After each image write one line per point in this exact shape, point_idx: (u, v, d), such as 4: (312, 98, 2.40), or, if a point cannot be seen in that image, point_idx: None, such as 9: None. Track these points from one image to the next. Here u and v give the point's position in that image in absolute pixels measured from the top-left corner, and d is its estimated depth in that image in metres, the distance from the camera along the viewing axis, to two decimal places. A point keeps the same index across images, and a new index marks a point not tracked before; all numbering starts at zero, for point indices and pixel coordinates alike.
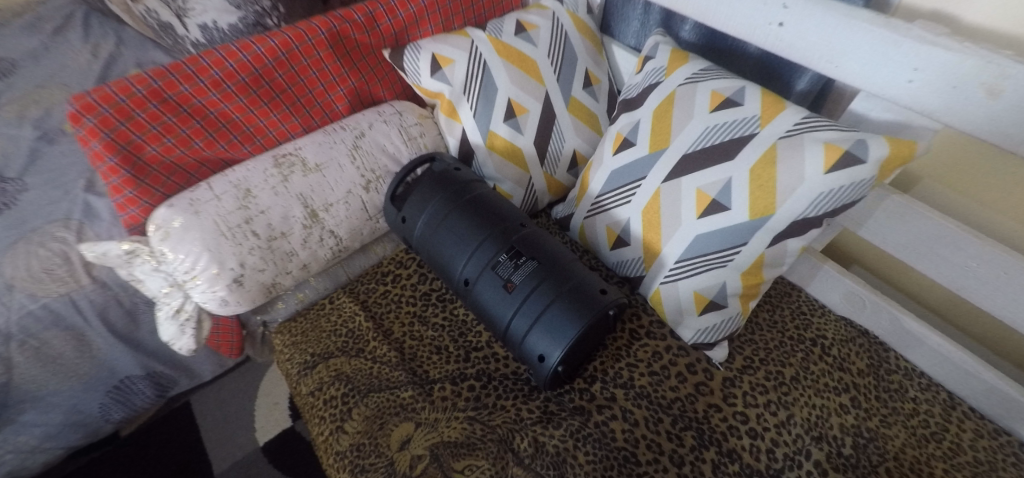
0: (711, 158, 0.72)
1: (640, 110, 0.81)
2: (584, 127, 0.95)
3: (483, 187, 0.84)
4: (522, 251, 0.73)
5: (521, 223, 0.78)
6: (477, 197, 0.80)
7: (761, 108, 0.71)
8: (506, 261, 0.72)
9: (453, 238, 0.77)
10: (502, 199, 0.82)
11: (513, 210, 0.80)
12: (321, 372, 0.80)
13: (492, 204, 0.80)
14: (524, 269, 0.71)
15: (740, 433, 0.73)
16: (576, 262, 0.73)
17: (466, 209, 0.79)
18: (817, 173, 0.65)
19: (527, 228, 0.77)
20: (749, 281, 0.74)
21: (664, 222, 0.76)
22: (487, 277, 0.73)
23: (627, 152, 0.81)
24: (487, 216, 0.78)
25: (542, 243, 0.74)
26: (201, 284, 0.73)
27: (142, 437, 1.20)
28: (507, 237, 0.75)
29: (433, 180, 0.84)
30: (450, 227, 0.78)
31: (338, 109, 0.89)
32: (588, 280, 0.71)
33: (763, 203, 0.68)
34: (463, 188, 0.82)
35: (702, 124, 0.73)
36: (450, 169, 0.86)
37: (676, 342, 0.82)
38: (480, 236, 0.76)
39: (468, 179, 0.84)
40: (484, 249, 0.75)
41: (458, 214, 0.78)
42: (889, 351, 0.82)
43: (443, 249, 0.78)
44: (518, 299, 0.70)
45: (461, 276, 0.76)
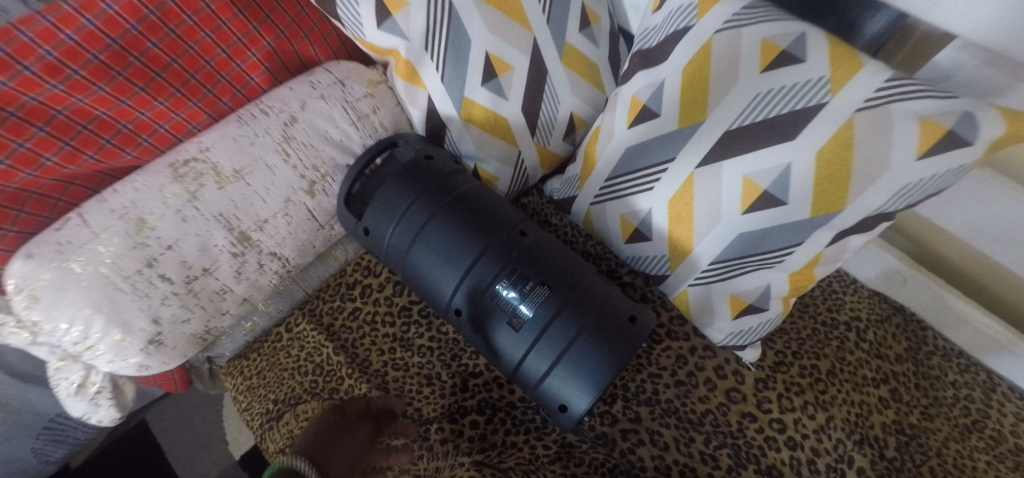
0: (763, 138, 0.55)
1: (664, 67, 0.62)
2: (582, 82, 0.75)
3: (467, 180, 0.65)
4: (530, 272, 0.57)
5: (521, 229, 0.61)
6: (461, 197, 0.62)
7: (831, 66, 0.54)
8: (509, 287, 0.57)
9: (436, 257, 0.60)
10: (493, 194, 0.65)
11: (509, 209, 0.63)
12: (289, 423, 0.67)
13: (481, 205, 0.62)
14: (535, 298, 0.56)
15: (779, 445, 0.66)
16: (595, 277, 0.59)
17: (448, 216, 0.61)
18: (905, 159, 0.51)
19: (530, 237, 0.60)
20: (797, 284, 0.62)
21: (697, 216, 0.61)
22: (487, 309, 0.58)
23: (647, 125, 0.63)
24: (477, 223, 0.60)
25: (553, 257, 0.59)
26: (104, 353, 0.54)
27: (97, 465, 1.06)
28: (507, 254, 0.58)
29: (399, 176, 0.64)
30: (431, 243, 0.61)
31: (255, 81, 0.65)
32: (613, 303, 0.57)
33: (831, 198, 0.54)
34: (442, 184, 0.63)
35: (751, 91, 0.56)
36: (419, 159, 0.66)
37: (701, 342, 0.73)
38: (472, 253, 0.59)
39: (447, 169, 0.65)
40: (480, 270, 0.59)
41: (440, 224, 0.61)
42: (927, 329, 0.75)
43: (425, 271, 0.61)
44: (530, 337, 0.56)
45: (452, 305, 0.60)
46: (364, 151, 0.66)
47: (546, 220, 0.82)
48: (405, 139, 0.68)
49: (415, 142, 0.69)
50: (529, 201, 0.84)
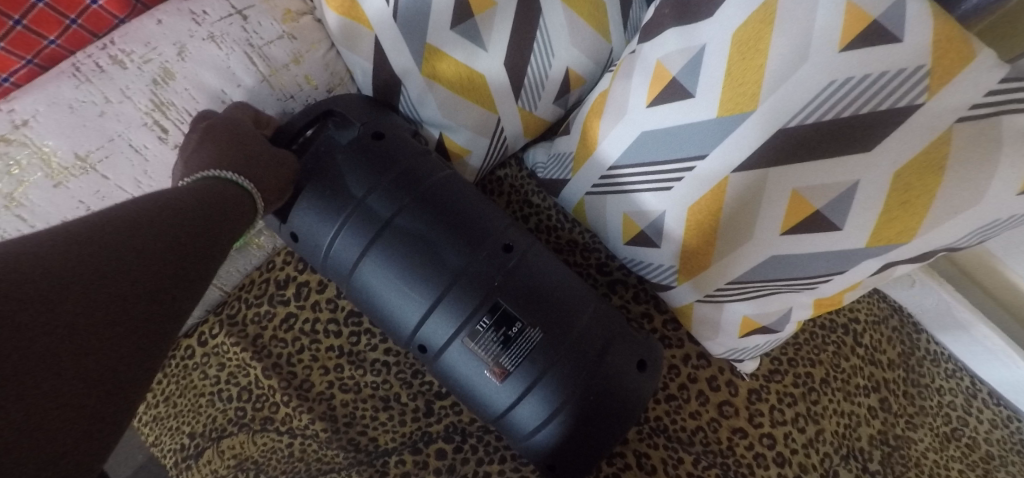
0: (829, 145, 0.42)
1: (706, 28, 0.46)
2: (585, 28, 0.56)
3: (432, 168, 0.48)
4: (519, 304, 0.45)
5: (506, 243, 0.47)
6: (426, 197, 0.46)
7: (934, 49, 0.39)
8: (492, 328, 0.44)
9: (393, 282, 0.45)
10: (468, 188, 0.49)
11: (491, 212, 0.48)
12: (211, 462, 0.55)
13: (453, 210, 0.46)
14: (525, 341, 0.44)
15: (767, 462, 0.61)
16: (596, 304, 0.48)
17: (411, 224, 0.45)
18: (1003, 192, 0.40)
19: (518, 254, 0.46)
20: (822, 308, 0.53)
21: (725, 230, 0.49)
22: (463, 353, 0.45)
23: (671, 105, 0.48)
24: (450, 235, 0.45)
25: (548, 281, 0.46)
26: None
27: None
28: (488, 285, 0.44)
29: (341, 161, 0.47)
30: (385, 263, 0.45)
31: (98, 5, 0.42)
32: (618, 345, 0.47)
33: (898, 228, 0.43)
34: (398, 174, 0.46)
35: (824, 77, 0.41)
36: (366, 137, 0.47)
37: (695, 349, 0.65)
38: (442, 277, 0.45)
39: (407, 149, 0.48)
40: (452, 304, 0.45)
41: (397, 238, 0.45)
42: (921, 333, 0.71)
43: (379, 297, 0.46)
44: (515, 392, 0.45)
45: (415, 340, 0.47)
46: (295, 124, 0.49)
47: (525, 199, 0.68)
48: (344, 107, 0.49)
49: (360, 110, 0.50)
50: (505, 175, 0.68)
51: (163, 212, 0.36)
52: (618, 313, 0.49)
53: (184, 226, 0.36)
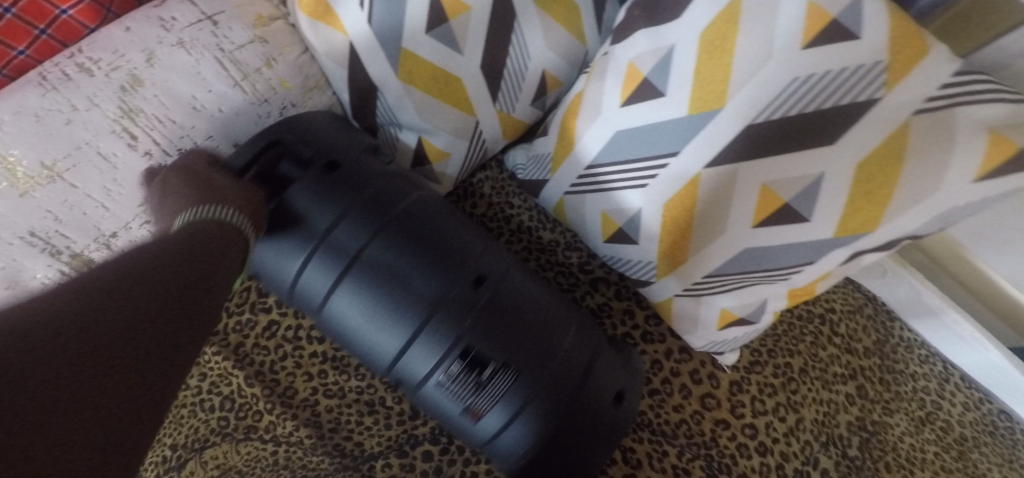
0: (794, 139, 0.44)
1: (675, 27, 0.47)
2: (560, 30, 0.58)
3: (399, 197, 0.48)
4: (490, 344, 0.45)
5: (476, 278, 0.46)
6: (394, 231, 0.46)
7: (890, 44, 0.40)
8: (465, 370, 0.45)
9: (365, 320, 0.46)
10: (438, 215, 0.48)
11: (460, 243, 0.48)
12: (194, 474, 0.54)
13: (422, 246, 0.46)
14: (498, 384, 0.45)
15: (750, 452, 0.63)
16: (568, 328, 0.49)
17: (378, 263, 0.45)
18: (962, 181, 0.41)
19: (489, 289, 0.46)
20: (796, 298, 0.54)
21: (698, 225, 0.50)
22: (439, 391, 0.46)
23: (643, 103, 0.49)
24: (420, 273, 0.45)
25: (520, 313, 0.47)
26: None
27: None
28: (460, 327, 0.45)
29: (303, 193, 0.46)
30: (356, 302, 0.45)
31: (68, 15, 0.42)
32: (591, 376, 0.48)
33: (863, 218, 0.44)
34: (366, 209, 0.46)
35: (788, 74, 0.42)
36: (319, 167, 0.47)
37: (677, 344, 0.66)
38: (412, 318, 0.45)
39: (372, 181, 0.47)
40: (425, 344, 0.45)
41: (366, 276, 0.45)
42: (894, 320, 0.74)
43: (353, 334, 0.47)
44: (492, 428, 0.46)
45: (392, 375, 0.48)
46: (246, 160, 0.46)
47: (506, 200, 0.68)
48: (299, 133, 0.48)
49: (320, 133, 0.49)
50: (485, 177, 0.69)
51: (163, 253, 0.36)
52: (591, 332, 0.50)
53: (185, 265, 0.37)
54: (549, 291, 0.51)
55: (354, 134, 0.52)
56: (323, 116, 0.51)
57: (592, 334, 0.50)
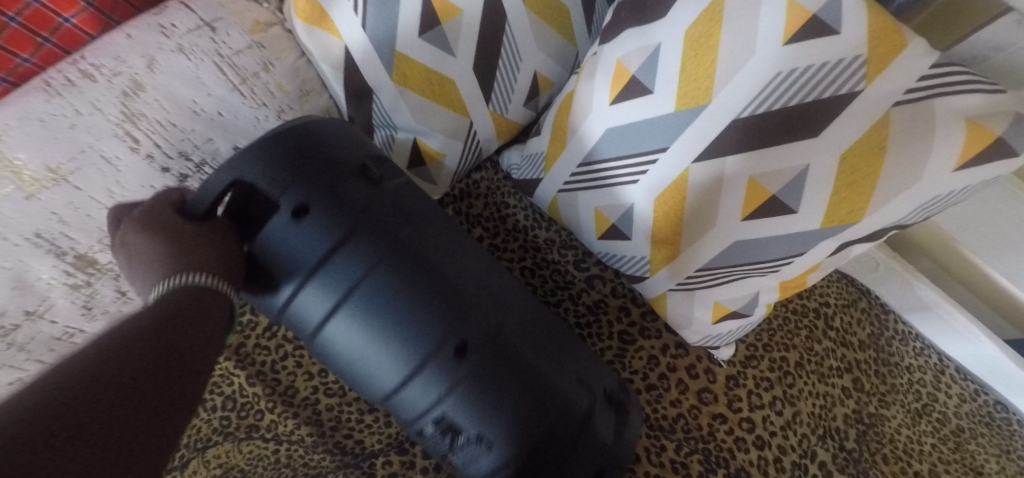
0: (780, 132, 0.45)
1: (661, 26, 0.49)
2: (550, 32, 0.59)
3: (380, 246, 0.43)
4: (466, 416, 0.43)
5: (460, 344, 0.43)
6: (375, 287, 0.42)
7: (869, 39, 0.42)
8: (438, 433, 0.44)
9: (345, 367, 0.45)
10: (426, 264, 0.44)
11: (447, 304, 0.43)
12: (196, 475, 0.53)
13: (402, 309, 0.42)
14: (471, 452, 0.44)
15: (747, 446, 0.63)
16: (557, 394, 0.45)
17: (354, 321, 0.42)
18: (943, 170, 0.42)
19: (471, 359, 0.43)
20: (787, 291, 0.55)
21: (689, 219, 0.51)
22: (417, 439, 0.47)
23: (632, 101, 0.51)
24: (399, 338, 0.42)
25: (505, 384, 0.43)
26: None
27: None
28: (435, 396, 0.43)
29: (277, 242, 0.41)
30: (335, 351, 0.44)
31: (70, 23, 0.43)
32: (574, 454, 0.45)
33: (849, 208, 0.45)
34: (342, 263, 0.42)
35: (772, 68, 0.43)
36: (288, 214, 0.41)
37: (673, 339, 0.67)
38: (388, 379, 0.43)
39: (350, 224, 0.42)
40: (401, 402, 0.44)
41: (342, 333, 0.43)
42: (889, 313, 0.74)
43: (338, 374, 0.47)
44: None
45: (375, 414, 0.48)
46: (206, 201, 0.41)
47: (501, 200, 0.69)
48: (265, 168, 0.42)
49: (288, 166, 0.42)
50: (480, 177, 0.70)
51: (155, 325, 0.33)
52: (584, 392, 0.47)
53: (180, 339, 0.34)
54: (545, 346, 0.47)
55: (333, 156, 0.44)
56: (291, 136, 0.44)
57: (586, 398, 0.47)
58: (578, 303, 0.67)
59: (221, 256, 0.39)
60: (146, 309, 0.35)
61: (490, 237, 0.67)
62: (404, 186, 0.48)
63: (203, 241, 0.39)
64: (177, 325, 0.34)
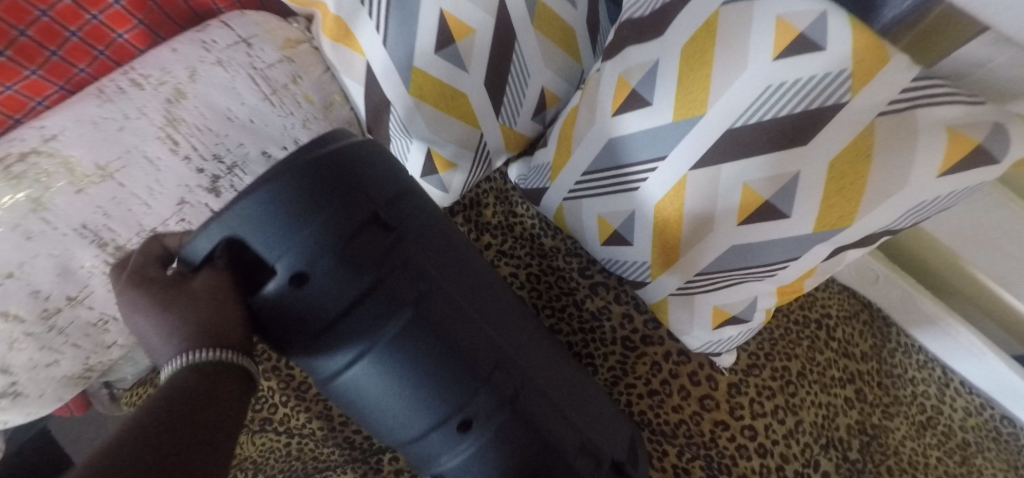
0: (771, 140, 0.47)
1: (659, 44, 0.52)
2: (556, 51, 0.63)
3: (387, 319, 0.40)
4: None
5: (466, 419, 0.44)
6: (383, 360, 0.40)
7: (855, 56, 0.44)
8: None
9: (349, 410, 0.45)
10: (435, 334, 0.42)
11: (458, 381, 0.43)
12: None
13: (411, 384, 0.42)
14: None
15: (750, 453, 0.64)
16: (563, 464, 0.48)
17: (360, 388, 0.41)
18: (926, 176, 0.45)
19: (472, 435, 0.45)
20: (785, 296, 0.57)
21: (687, 224, 0.54)
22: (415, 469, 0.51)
23: (634, 112, 0.54)
24: (405, 411, 0.43)
25: (505, 461, 0.46)
26: None
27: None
28: (436, 456, 0.46)
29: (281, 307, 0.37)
30: (339, 401, 0.44)
31: (124, 39, 0.48)
32: None
33: (839, 213, 0.47)
34: (346, 335, 0.39)
35: (762, 82, 0.46)
36: (286, 284, 0.36)
37: (676, 346, 0.68)
38: (391, 435, 0.45)
39: (359, 293, 0.38)
40: (402, 448, 0.47)
41: (346, 393, 0.42)
42: (891, 326, 0.75)
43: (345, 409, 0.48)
44: None
45: None
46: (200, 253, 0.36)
47: (509, 209, 0.73)
48: (263, 223, 0.35)
49: (289, 223, 0.35)
50: (489, 187, 0.73)
51: (171, 407, 0.30)
52: (587, 459, 0.51)
53: (197, 416, 0.31)
54: (549, 415, 0.49)
55: (345, 205, 0.37)
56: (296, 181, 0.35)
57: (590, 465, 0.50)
58: (582, 309, 0.69)
59: (220, 316, 0.34)
60: (147, 396, 0.31)
61: (498, 244, 0.70)
62: (419, 230, 0.43)
63: (196, 304, 0.34)
64: (196, 404, 0.31)
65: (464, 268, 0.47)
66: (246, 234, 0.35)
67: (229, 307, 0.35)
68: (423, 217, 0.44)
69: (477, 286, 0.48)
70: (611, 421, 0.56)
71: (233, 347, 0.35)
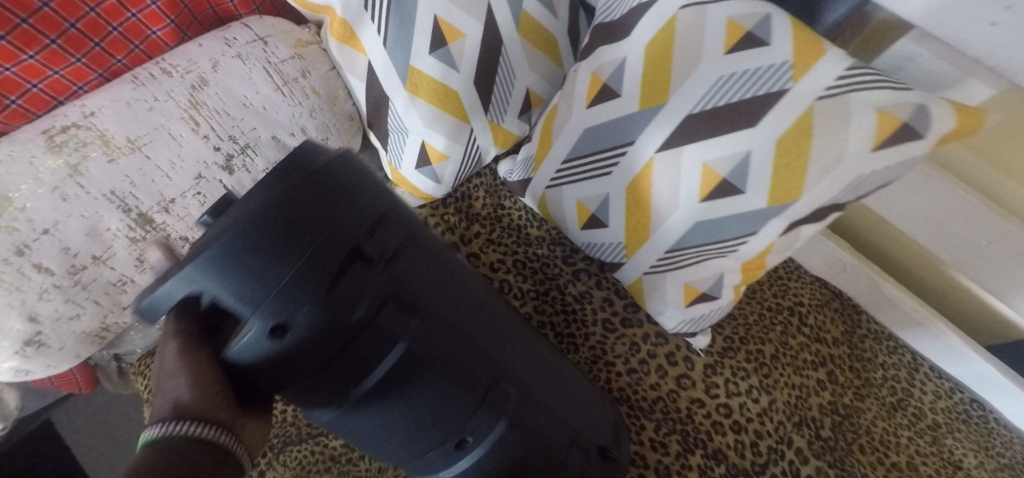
0: (724, 122, 0.53)
1: (628, 43, 0.59)
2: (540, 56, 0.70)
3: (378, 353, 0.41)
4: None
5: (463, 437, 0.47)
6: (385, 391, 0.42)
7: (794, 49, 0.51)
8: None
9: (356, 439, 0.47)
10: (428, 359, 0.44)
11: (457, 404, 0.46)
12: None
13: (413, 408, 0.44)
14: None
15: (724, 429, 0.66)
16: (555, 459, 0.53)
17: (366, 416, 0.43)
18: (861, 150, 0.50)
19: (469, 451, 0.48)
20: (749, 273, 0.61)
21: (655, 204, 0.59)
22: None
23: (606, 104, 0.60)
24: (409, 433, 0.46)
25: (504, 466, 0.49)
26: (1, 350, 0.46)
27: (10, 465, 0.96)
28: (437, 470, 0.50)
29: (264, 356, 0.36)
30: (348, 431, 0.45)
31: (156, 35, 0.55)
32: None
33: (787, 187, 0.53)
34: (340, 372, 0.40)
35: (714, 73, 0.53)
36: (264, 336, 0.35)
37: (654, 329, 0.71)
38: (396, 452, 0.48)
39: (346, 334, 0.39)
40: (407, 464, 0.50)
41: (356, 424, 0.44)
42: (862, 313, 0.79)
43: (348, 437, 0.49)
44: None
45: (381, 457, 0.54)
46: (175, 313, 0.37)
47: (498, 202, 0.78)
48: (234, 271, 0.34)
49: (264, 269, 0.35)
50: (480, 182, 0.79)
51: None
52: (578, 451, 0.55)
53: None
54: (545, 420, 0.52)
55: (323, 244, 0.37)
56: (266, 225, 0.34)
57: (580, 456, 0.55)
58: (565, 293, 0.73)
59: (200, 385, 0.35)
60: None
61: (487, 233, 0.75)
62: (404, 255, 0.44)
63: (178, 379, 0.35)
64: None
65: (449, 290, 0.48)
66: (217, 282, 0.34)
67: (211, 366, 0.36)
68: (407, 238, 0.44)
69: (463, 298, 0.49)
70: (598, 412, 0.60)
71: (216, 421, 0.35)
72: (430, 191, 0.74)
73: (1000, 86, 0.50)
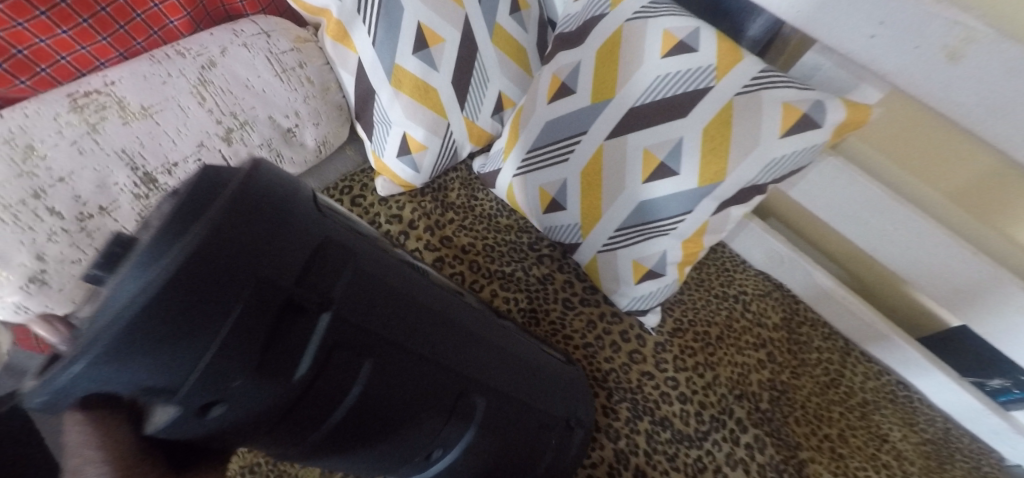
0: (661, 114, 0.62)
1: (583, 49, 0.69)
2: (511, 63, 0.80)
3: (336, 401, 0.34)
4: None
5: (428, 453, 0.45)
6: (348, 426, 0.37)
7: (718, 54, 0.61)
8: None
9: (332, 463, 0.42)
10: (391, 389, 0.38)
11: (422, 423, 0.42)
12: None
13: (386, 436, 0.40)
14: None
15: (671, 399, 0.72)
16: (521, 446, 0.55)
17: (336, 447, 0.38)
18: (773, 136, 0.59)
19: (439, 458, 0.47)
20: (689, 251, 0.69)
21: (605, 186, 0.68)
22: None
23: (564, 100, 0.69)
24: (379, 456, 0.42)
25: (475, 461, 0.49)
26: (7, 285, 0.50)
27: None
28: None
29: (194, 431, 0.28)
30: (321, 460, 0.41)
31: (173, 24, 0.64)
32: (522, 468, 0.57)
33: (714, 169, 0.61)
34: (295, 422, 0.33)
35: (653, 73, 0.63)
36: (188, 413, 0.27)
37: (609, 309, 0.78)
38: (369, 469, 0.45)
39: (287, 398, 0.31)
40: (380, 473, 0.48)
41: (326, 454, 0.39)
42: (799, 303, 0.87)
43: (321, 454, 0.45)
44: None
45: None
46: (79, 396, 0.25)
47: (471, 194, 0.86)
48: (140, 358, 0.24)
49: (169, 359, 0.25)
50: (456, 176, 0.87)
51: None
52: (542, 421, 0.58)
53: None
54: (511, 411, 0.52)
55: (246, 309, 0.27)
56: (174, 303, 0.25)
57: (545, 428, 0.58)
58: (529, 275, 0.79)
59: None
60: None
61: (459, 219, 0.82)
62: (356, 284, 0.36)
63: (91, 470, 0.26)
64: None
65: (414, 309, 0.41)
66: (124, 370, 0.25)
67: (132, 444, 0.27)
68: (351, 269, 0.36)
69: (426, 321, 0.42)
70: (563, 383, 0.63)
71: None
72: (408, 179, 0.80)
73: (886, 90, 0.61)
